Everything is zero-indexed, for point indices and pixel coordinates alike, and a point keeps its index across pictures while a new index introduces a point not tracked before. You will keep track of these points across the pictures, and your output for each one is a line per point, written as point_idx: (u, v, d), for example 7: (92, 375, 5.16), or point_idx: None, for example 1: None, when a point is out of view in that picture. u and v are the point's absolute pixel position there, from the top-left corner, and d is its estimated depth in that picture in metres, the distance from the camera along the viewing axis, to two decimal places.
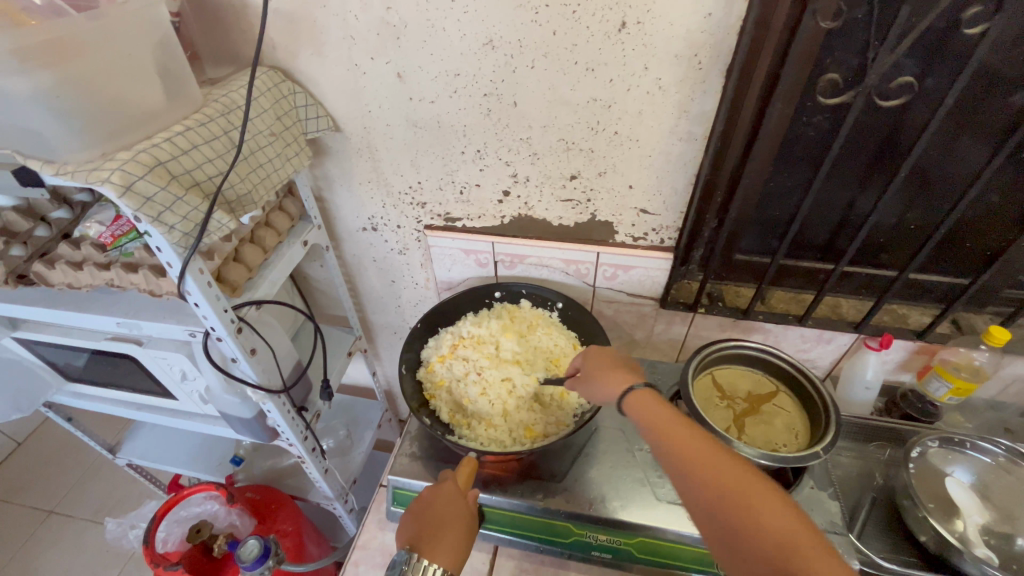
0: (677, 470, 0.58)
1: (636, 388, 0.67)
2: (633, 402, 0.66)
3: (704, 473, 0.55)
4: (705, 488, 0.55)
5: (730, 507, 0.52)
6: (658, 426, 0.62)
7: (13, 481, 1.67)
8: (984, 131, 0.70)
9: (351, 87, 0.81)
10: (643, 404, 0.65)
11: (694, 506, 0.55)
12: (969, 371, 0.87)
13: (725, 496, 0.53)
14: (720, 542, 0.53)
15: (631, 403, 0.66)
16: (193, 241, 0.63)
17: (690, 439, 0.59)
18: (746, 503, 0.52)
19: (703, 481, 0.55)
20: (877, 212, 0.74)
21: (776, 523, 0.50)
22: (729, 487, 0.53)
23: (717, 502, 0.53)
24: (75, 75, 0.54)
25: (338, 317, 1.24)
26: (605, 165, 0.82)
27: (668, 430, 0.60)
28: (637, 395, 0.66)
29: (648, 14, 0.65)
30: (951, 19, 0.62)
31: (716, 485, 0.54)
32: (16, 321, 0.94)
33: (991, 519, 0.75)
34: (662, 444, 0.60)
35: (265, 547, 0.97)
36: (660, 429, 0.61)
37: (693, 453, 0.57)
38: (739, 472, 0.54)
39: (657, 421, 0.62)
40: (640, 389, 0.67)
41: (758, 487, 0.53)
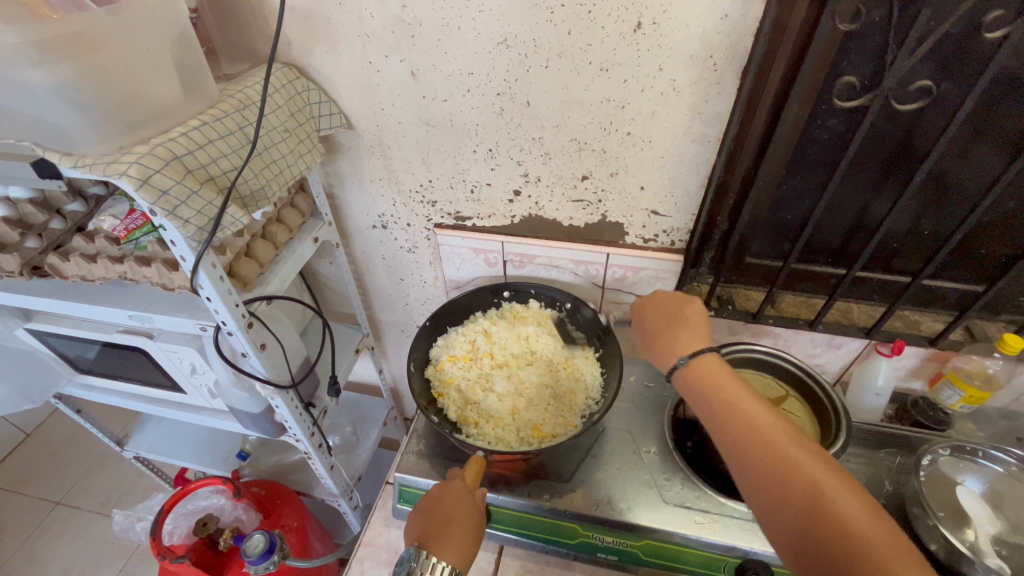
0: (737, 445, 0.59)
1: (696, 354, 0.68)
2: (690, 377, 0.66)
3: (769, 452, 0.57)
4: (769, 466, 0.56)
5: (795, 487, 0.54)
6: (719, 398, 0.63)
7: (21, 472, 1.68)
8: (1002, 137, 0.69)
9: (365, 85, 0.81)
10: (703, 372, 0.66)
11: (753, 481, 0.57)
12: (982, 380, 0.86)
13: (791, 477, 0.55)
14: (778, 518, 0.55)
15: (688, 372, 0.67)
16: (207, 235, 0.63)
17: (755, 415, 0.60)
18: (810, 483, 0.54)
19: (767, 459, 0.57)
20: (892, 216, 0.73)
21: (842, 507, 0.52)
22: (795, 469, 0.55)
23: (781, 483, 0.55)
24: (95, 67, 0.55)
25: (346, 314, 1.24)
26: (617, 166, 0.81)
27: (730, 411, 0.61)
28: (696, 364, 0.67)
29: (664, 14, 0.65)
30: (970, 23, 0.61)
31: (781, 466, 0.56)
32: (29, 312, 0.95)
33: (1004, 529, 0.74)
34: (722, 418, 0.62)
35: (270, 542, 0.97)
36: (721, 401, 0.62)
37: (756, 431, 0.59)
38: (806, 453, 0.56)
39: (717, 400, 0.63)
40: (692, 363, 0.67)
41: (824, 472, 0.54)
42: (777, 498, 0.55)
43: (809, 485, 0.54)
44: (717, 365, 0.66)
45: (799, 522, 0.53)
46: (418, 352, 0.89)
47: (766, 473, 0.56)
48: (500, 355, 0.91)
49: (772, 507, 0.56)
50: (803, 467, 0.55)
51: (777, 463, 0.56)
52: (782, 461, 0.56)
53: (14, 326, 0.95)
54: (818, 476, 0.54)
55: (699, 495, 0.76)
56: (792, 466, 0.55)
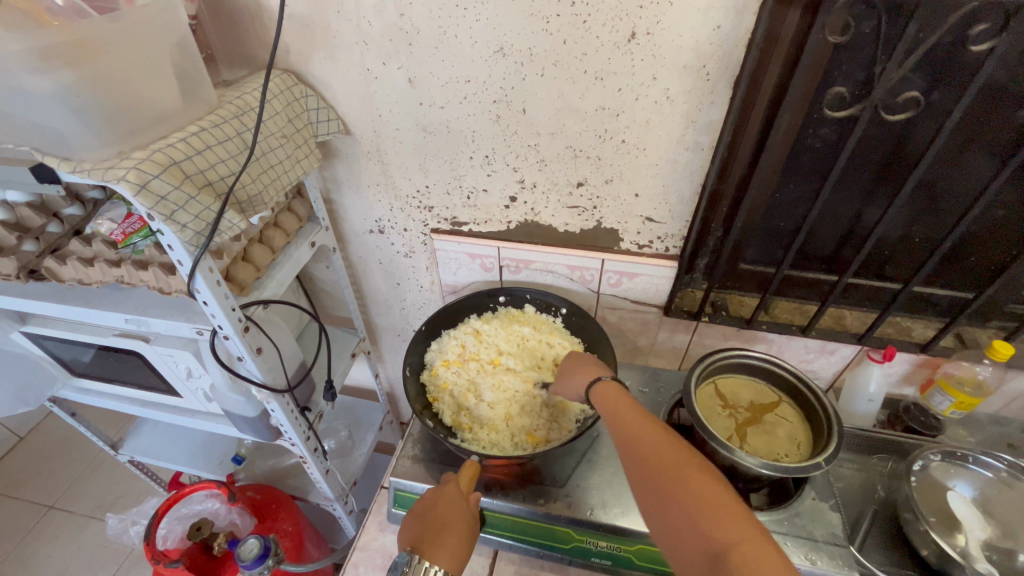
0: (631, 457, 0.60)
1: (601, 378, 0.71)
2: (599, 392, 0.69)
3: (655, 462, 0.57)
4: (655, 475, 0.57)
5: (675, 491, 0.54)
6: (615, 415, 0.65)
7: (14, 476, 1.67)
8: (989, 147, 0.71)
9: (363, 91, 0.81)
10: (604, 393, 0.68)
11: (645, 492, 0.57)
12: (973, 387, 0.88)
13: (673, 483, 0.55)
14: (667, 528, 0.54)
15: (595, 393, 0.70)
16: (204, 240, 0.64)
17: (644, 428, 0.61)
18: (690, 488, 0.53)
19: (653, 468, 0.57)
20: (883, 224, 0.74)
21: (719, 510, 0.51)
22: (670, 468, 0.56)
23: (666, 489, 0.55)
24: (94, 73, 0.55)
25: (343, 318, 1.25)
26: (612, 172, 0.82)
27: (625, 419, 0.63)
28: (600, 386, 0.70)
29: (658, 25, 0.66)
30: (958, 35, 0.62)
31: (665, 472, 0.56)
32: (25, 316, 0.95)
33: (994, 535, 0.74)
34: (618, 434, 0.63)
35: (265, 547, 0.97)
36: (617, 417, 0.64)
37: (645, 442, 0.60)
38: (690, 461, 0.56)
39: (617, 409, 0.65)
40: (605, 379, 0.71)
41: (698, 471, 0.55)
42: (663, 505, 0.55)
43: (689, 489, 0.54)
44: (617, 387, 0.69)
45: (682, 529, 0.52)
46: (414, 356, 0.90)
47: (653, 480, 0.56)
48: (494, 359, 0.91)
49: (661, 517, 0.55)
50: (685, 472, 0.55)
51: (662, 471, 0.56)
52: (668, 469, 0.56)
53: (10, 329, 0.95)
54: (698, 481, 0.54)
55: None
56: (675, 472, 0.55)
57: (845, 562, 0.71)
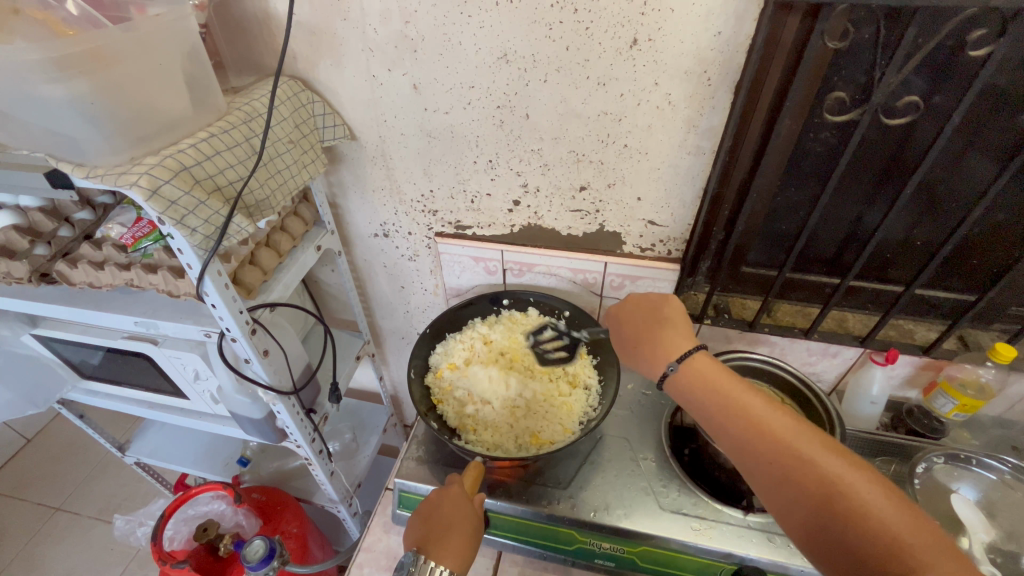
0: (746, 446, 0.59)
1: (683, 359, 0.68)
2: (686, 376, 0.67)
3: (781, 452, 0.56)
4: (786, 468, 0.56)
5: (815, 486, 0.54)
6: (722, 397, 0.63)
7: (22, 477, 1.69)
8: (991, 149, 0.71)
9: (369, 97, 0.83)
10: (702, 372, 0.66)
11: (770, 483, 0.57)
12: (975, 389, 0.88)
13: (810, 478, 0.54)
14: (799, 519, 0.55)
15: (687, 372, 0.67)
16: (213, 244, 0.65)
17: (764, 414, 0.59)
18: (827, 482, 0.53)
19: (784, 460, 0.56)
20: (885, 226, 0.74)
21: (866, 504, 0.51)
22: (804, 459, 0.55)
23: (799, 484, 0.55)
24: (108, 82, 0.57)
25: (348, 321, 1.26)
26: (614, 177, 0.83)
27: (732, 409, 0.61)
28: (694, 364, 0.67)
29: (660, 31, 0.67)
30: (958, 40, 0.63)
31: (799, 465, 0.55)
32: (35, 318, 0.97)
33: (997, 537, 0.74)
34: (730, 419, 0.61)
35: (270, 548, 0.98)
36: (722, 405, 0.62)
37: (763, 432, 0.58)
38: (824, 451, 0.55)
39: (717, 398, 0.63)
40: (687, 361, 0.68)
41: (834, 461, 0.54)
42: (797, 497, 0.55)
43: (829, 485, 0.53)
44: (715, 363, 0.66)
45: (823, 523, 0.53)
46: (418, 358, 0.90)
47: (782, 473, 0.56)
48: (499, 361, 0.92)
49: (790, 508, 0.55)
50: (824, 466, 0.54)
51: (795, 463, 0.55)
52: (803, 462, 0.55)
53: (21, 332, 0.96)
54: (833, 474, 0.54)
55: (695, 502, 0.77)
56: (811, 465, 0.55)
57: None
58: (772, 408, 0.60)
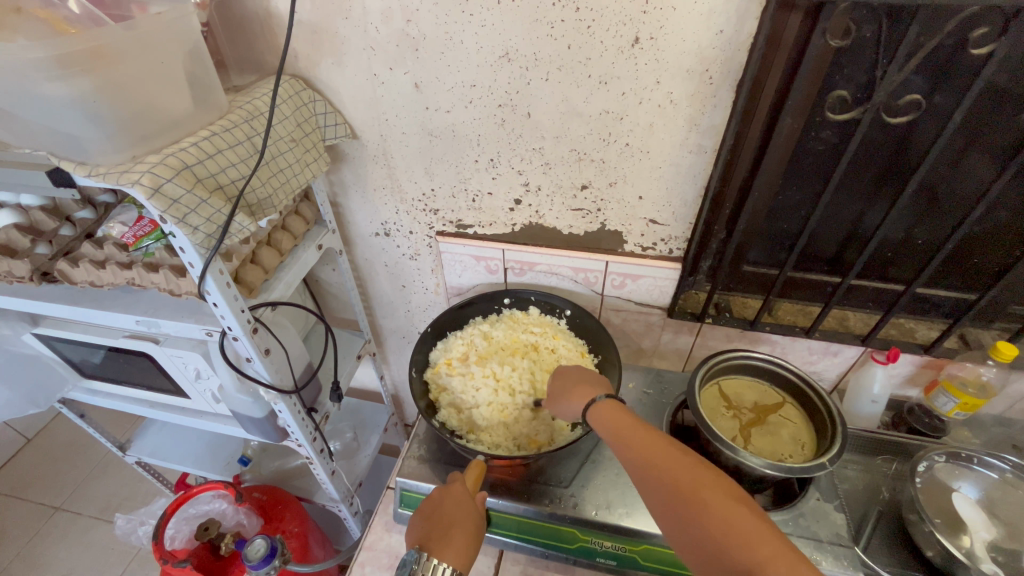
0: (640, 474, 0.60)
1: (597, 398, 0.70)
2: (593, 412, 0.69)
3: (666, 479, 0.58)
4: (677, 504, 0.56)
5: (702, 519, 0.54)
6: (621, 427, 0.65)
7: (23, 477, 1.69)
8: (991, 148, 0.71)
9: (370, 96, 0.83)
10: (606, 413, 0.67)
11: (668, 520, 0.57)
12: (977, 387, 0.88)
13: (691, 502, 0.55)
14: (696, 556, 0.54)
15: (595, 414, 0.69)
16: (214, 242, 0.65)
17: (656, 453, 0.60)
18: (705, 507, 0.54)
19: (674, 494, 0.56)
20: (886, 225, 0.74)
21: (750, 538, 0.51)
22: (686, 484, 0.56)
23: (688, 518, 0.55)
24: (111, 80, 0.57)
25: (349, 320, 1.26)
26: (616, 175, 0.83)
27: (627, 440, 0.63)
28: (598, 407, 0.69)
29: (661, 30, 0.67)
30: (959, 39, 0.63)
31: (689, 500, 0.55)
32: (37, 318, 0.97)
33: (999, 535, 0.74)
34: (629, 457, 0.62)
35: (272, 547, 0.98)
36: (620, 438, 0.64)
37: (654, 460, 0.60)
38: (712, 485, 0.55)
39: (616, 430, 0.65)
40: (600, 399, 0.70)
41: (713, 484, 0.56)
42: (689, 531, 0.54)
43: (706, 509, 0.54)
44: (619, 407, 0.68)
45: (713, 557, 0.52)
46: (419, 358, 0.91)
47: (673, 508, 0.56)
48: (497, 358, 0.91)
49: (688, 544, 0.55)
50: (710, 501, 0.54)
51: (684, 499, 0.56)
52: (692, 496, 0.55)
53: (22, 331, 0.96)
54: (711, 498, 0.54)
55: None
56: (698, 498, 0.55)
57: (849, 562, 0.71)
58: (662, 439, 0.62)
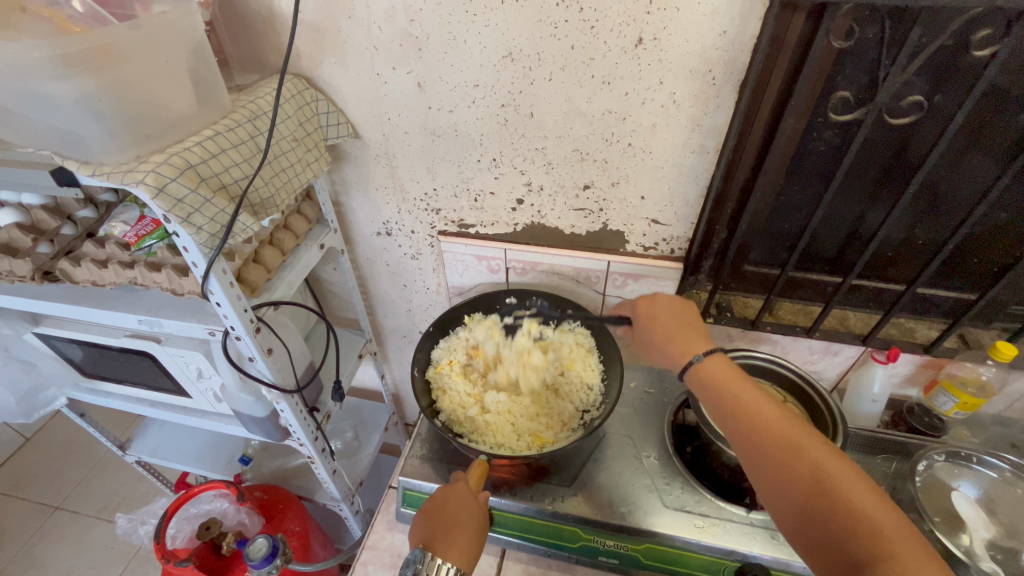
0: (749, 435, 0.62)
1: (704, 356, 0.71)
2: (701, 372, 0.70)
3: (778, 441, 0.60)
4: (790, 468, 0.58)
5: (810, 476, 0.57)
6: (731, 389, 0.67)
7: (21, 476, 1.69)
8: (992, 149, 0.71)
9: (372, 95, 0.83)
10: (716, 368, 0.69)
11: (768, 468, 0.60)
12: (975, 387, 0.88)
13: (804, 467, 0.57)
14: (802, 522, 0.57)
15: (701, 373, 0.70)
16: (218, 242, 0.65)
17: (776, 425, 0.61)
18: (820, 472, 0.56)
19: (783, 452, 0.59)
20: (888, 225, 0.74)
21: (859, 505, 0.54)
22: (799, 450, 0.59)
23: (799, 480, 0.57)
24: (117, 79, 0.57)
25: (350, 319, 1.26)
26: (618, 175, 0.83)
27: (740, 404, 0.65)
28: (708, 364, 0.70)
29: (665, 30, 0.67)
30: (960, 40, 0.63)
31: (797, 452, 0.58)
32: (38, 317, 0.97)
33: (998, 534, 0.75)
34: (733, 412, 0.65)
35: (273, 547, 0.98)
36: (729, 400, 0.66)
37: (766, 423, 0.62)
38: (831, 458, 0.57)
39: (728, 393, 0.66)
40: (707, 358, 0.71)
41: (828, 454, 0.58)
42: (791, 486, 0.58)
43: (819, 474, 0.56)
44: (727, 365, 0.70)
45: (816, 517, 0.55)
46: (421, 357, 0.91)
47: (783, 477, 0.58)
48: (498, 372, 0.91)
49: (792, 504, 0.57)
50: (835, 479, 0.55)
51: (801, 466, 0.58)
52: (813, 468, 0.57)
53: (23, 330, 0.96)
54: (827, 467, 0.57)
55: (699, 500, 0.77)
56: (814, 467, 0.57)
57: None
58: (775, 405, 0.64)
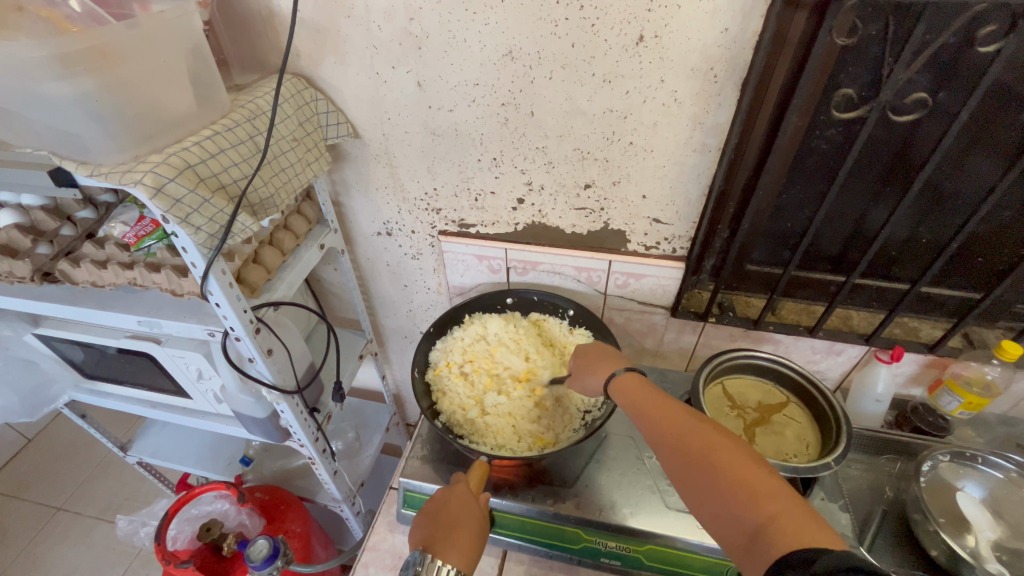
0: (658, 439, 0.60)
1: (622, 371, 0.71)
2: (617, 386, 0.69)
3: (682, 439, 0.58)
4: (692, 466, 0.56)
5: (710, 470, 0.54)
6: (641, 398, 0.65)
7: (25, 476, 1.69)
8: (997, 147, 0.71)
9: (372, 95, 0.82)
10: (629, 382, 0.68)
11: (674, 469, 0.57)
12: (981, 386, 0.87)
13: (703, 462, 0.55)
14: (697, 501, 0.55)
15: (617, 387, 0.70)
16: (217, 242, 0.65)
17: (679, 417, 0.60)
18: (716, 464, 0.54)
19: (685, 449, 0.57)
20: (891, 224, 0.74)
21: (757, 494, 0.51)
22: (699, 445, 0.56)
23: (700, 477, 0.54)
24: (115, 79, 0.56)
25: (351, 320, 1.25)
26: (619, 174, 0.83)
27: (649, 409, 0.63)
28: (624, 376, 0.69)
29: (666, 28, 0.67)
30: (964, 37, 0.63)
31: (696, 448, 0.56)
32: (38, 318, 0.97)
33: (1004, 535, 0.74)
34: (644, 420, 0.63)
35: (274, 547, 0.97)
36: (641, 408, 0.64)
37: (671, 423, 0.60)
38: (730, 451, 0.55)
39: (639, 401, 0.65)
40: (625, 372, 0.71)
41: (727, 446, 0.55)
42: (694, 484, 0.55)
43: (715, 465, 0.54)
44: (642, 378, 0.69)
45: (720, 512, 0.52)
46: (421, 358, 0.90)
47: (688, 474, 0.56)
48: (496, 374, 0.90)
49: (700, 503, 0.54)
50: (723, 457, 0.54)
51: (700, 462, 0.55)
52: (711, 461, 0.54)
53: (23, 331, 0.96)
54: (724, 459, 0.54)
55: None
56: (711, 460, 0.54)
57: None
58: (681, 407, 0.62)
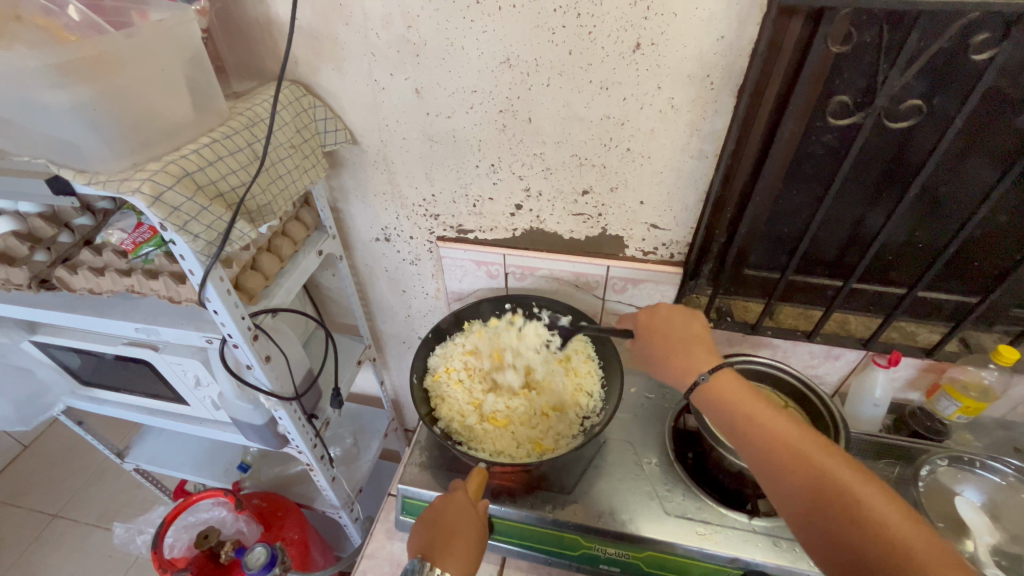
0: (763, 454, 0.60)
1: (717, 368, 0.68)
2: (710, 388, 0.67)
3: (794, 458, 0.58)
4: (808, 487, 0.56)
5: (828, 495, 0.55)
6: (742, 406, 0.64)
7: (22, 483, 1.68)
8: (992, 151, 0.71)
9: (370, 102, 0.83)
10: (726, 385, 0.66)
11: (784, 486, 0.58)
12: (978, 391, 0.88)
13: (821, 486, 0.56)
14: (805, 519, 0.56)
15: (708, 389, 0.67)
16: (215, 249, 0.65)
17: (782, 428, 0.60)
18: (836, 489, 0.55)
19: (799, 470, 0.57)
20: (887, 229, 0.74)
21: (882, 523, 0.52)
22: (815, 468, 0.57)
23: (817, 500, 0.55)
24: (112, 88, 0.56)
25: (349, 325, 1.25)
26: (617, 180, 0.83)
27: (754, 422, 0.62)
28: (717, 379, 0.67)
29: (663, 36, 0.67)
30: (958, 43, 0.63)
31: (812, 470, 0.57)
32: (35, 325, 0.96)
33: (1003, 540, 0.74)
34: (747, 431, 0.62)
35: (271, 555, 0.97)
36: (743, 417, 0.63)
37: (781, 438, 0.60)
38: (847, 475, 0.55)
39: (740, 411, 0.64)
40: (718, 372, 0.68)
41: (843, 469, 0.56)
42: (809, 506, 0.56)
43: (834, 490, 0.55)
44: (737, 380, 0.66)
45: (835, 537, 0.54)
46: (419, 364, 0.90)
47: (802, 495, 0.56)
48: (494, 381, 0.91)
49: (812, 524, 0.56)
50: (842, 481, 0.55)
51: (818, 484, 0.56)
52: (830, 486, 0.55)
53: (20, 338, 0.96)
54: (843, 483, 0.55)
55: (700, 507, 0.76)
56: (829, 485, 0.55)
57: None
58: (788, 420, 0.61)
